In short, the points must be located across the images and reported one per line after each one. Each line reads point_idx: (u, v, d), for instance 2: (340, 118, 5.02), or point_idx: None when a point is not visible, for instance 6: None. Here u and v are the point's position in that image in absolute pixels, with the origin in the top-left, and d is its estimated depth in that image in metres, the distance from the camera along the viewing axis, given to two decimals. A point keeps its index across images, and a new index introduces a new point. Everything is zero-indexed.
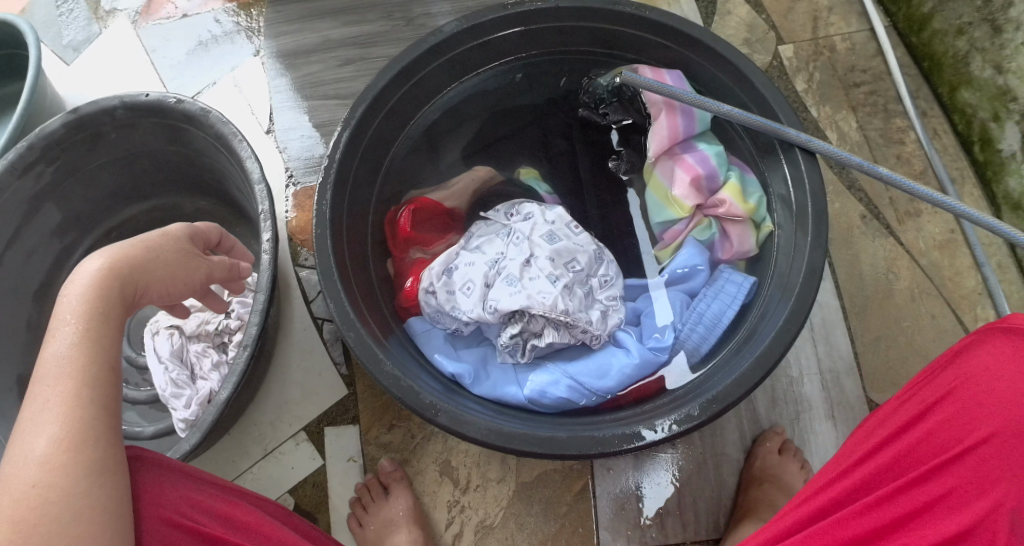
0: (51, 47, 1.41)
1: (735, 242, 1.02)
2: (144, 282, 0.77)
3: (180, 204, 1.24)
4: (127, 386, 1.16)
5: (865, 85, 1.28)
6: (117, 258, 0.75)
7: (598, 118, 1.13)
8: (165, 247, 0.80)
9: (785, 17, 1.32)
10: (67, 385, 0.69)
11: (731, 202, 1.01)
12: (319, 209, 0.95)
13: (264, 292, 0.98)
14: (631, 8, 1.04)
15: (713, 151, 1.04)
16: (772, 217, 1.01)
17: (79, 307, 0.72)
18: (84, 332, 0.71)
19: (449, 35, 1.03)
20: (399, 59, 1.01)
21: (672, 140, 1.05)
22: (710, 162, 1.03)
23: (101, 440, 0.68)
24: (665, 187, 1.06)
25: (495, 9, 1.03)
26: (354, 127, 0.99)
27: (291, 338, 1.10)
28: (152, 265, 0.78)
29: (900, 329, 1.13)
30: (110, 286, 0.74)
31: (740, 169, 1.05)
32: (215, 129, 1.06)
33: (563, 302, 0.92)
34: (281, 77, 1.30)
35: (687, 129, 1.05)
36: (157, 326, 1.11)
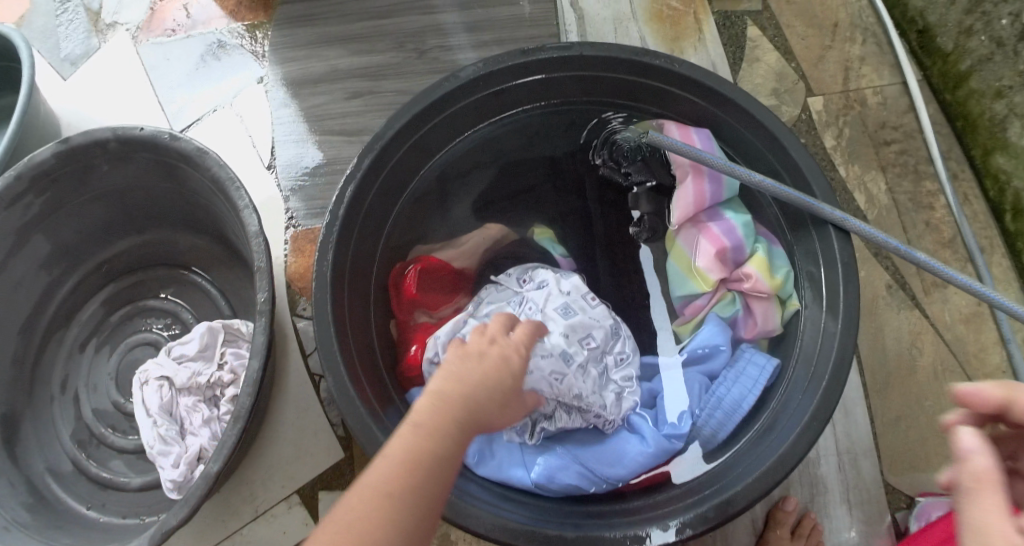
0: (48, 58, 1.34)
1: (758, 320, 0.96)
2: (480, 422, 0.70)
3: (174, 241, 1.17)
4: (115, 432, 1.12)
5: (895, 143, 1.22)
6: (461, 387, 0.70)
7: (620, 178, 1.09)
8: (503, 378, 0.73)
9: (815, 66, 1.28)
10: (383, 501, 0.63)
11: (757, 276, 0.95)
12: (319, 269, 0.90)
13: (261, 357, 0.91)
14: (660, 61, 0.97)
15: (740, 221, 0.99)
16: (799, 294, 0.95)
17: (425, 426, 0.67)
18: (423, 453, 0.66)
19: (465, 81, 0.97)
20: (408, 109, 0.96)
21: (697, 206, 1.00)
22: (737, 232, 0.98)
23: None
24: (688, 257, 1.01)
25: (515, 55, 0.97)
26: (358, 181, 0.93)
27: (286, 392, 1.05)
28: (488, 398, 0.71)
29: (922, 409, 1.08)
30: (449, 417, 0.68)
31: (767, 241, 0.99)
32: (212, 172, 0.99)
33: (580, 383, 0.90)
34: (285, 107, 1.25)
35: (713, 195, 1.00)
36: (147, 375, 1.05)
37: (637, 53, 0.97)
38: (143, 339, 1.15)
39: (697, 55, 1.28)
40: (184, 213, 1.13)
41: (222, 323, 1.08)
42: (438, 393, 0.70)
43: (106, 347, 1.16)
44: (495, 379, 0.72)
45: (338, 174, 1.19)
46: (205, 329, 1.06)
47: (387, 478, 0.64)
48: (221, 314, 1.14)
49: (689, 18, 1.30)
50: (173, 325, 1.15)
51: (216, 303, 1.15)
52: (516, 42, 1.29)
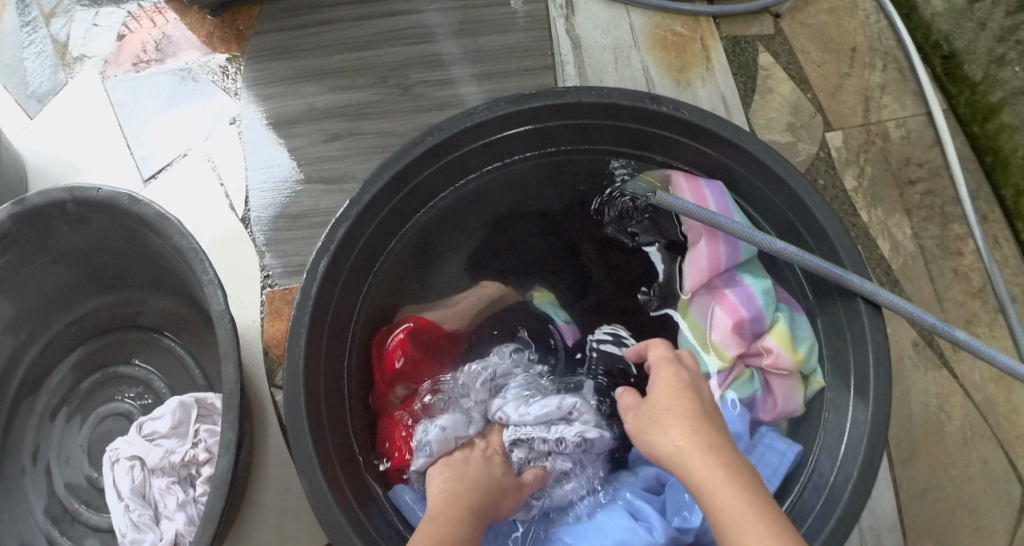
0: (16, 95, 1.23)
1: (779, 400, 0.88)
2: (484, 511, 0.80)
3: (144, 300, 1.10)
4: (89, 508, 1.06)
5: (920, 182, 1.13)
6: (451, 481, 0.82)
7: (626, 239, 1.01)
8: (489, 469, 0.85)
9: (833, 97, 1.17)
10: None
11: (778, 351, 0.88)
12: (290, 358, 0.83)
13: (231, 455, 0.82)
14: (667, 107, 0.89)
15: (759, 287, 0.92)
16: (822, 371, 0.88)
17: (436, 513, 0.78)
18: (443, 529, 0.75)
19: (442, 138, 0.89)
20: (380, 174, 0.88)
21: (712, 271, 0.93)
22: (755, 299, 0.91)
23: None
24: (702, 328, 0.93)
25: (507, 103, 0.89)
26: (332, 254, 0.86)
27: (264, 472, 0.99)
28: (478, 486, 0.82)
29: (949, 479, 1.01)
30: (453, 500, 0.79)
31: (789, 308, 0.92)
32: (174, 241, 0.90)
33: (566, 443, 0.87)
34: (263, 152, 1.16)
35: (730, 258, 0.93)
36: (117, 454, 0.99)
37: (641, 99, 0.88)
38: (114, 410, 1.08)
39: (705, 87, 1.15)
40: (154, 274, 1.06)
41: (196, 397, 1.01)
42: (442, 496, 0.80)
43: (77, 417, 1.09)
44: (482, 479, 0.83)
45: (317, 226, 1.12)
46: (177, 405, 1.00)
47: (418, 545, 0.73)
48: (194, 383, 1.07)
49: (696, 45, 1.18)
50: (144, 395, 1.09)
51: (188, 370, 1.08)
52: (510, 75, 1.18)
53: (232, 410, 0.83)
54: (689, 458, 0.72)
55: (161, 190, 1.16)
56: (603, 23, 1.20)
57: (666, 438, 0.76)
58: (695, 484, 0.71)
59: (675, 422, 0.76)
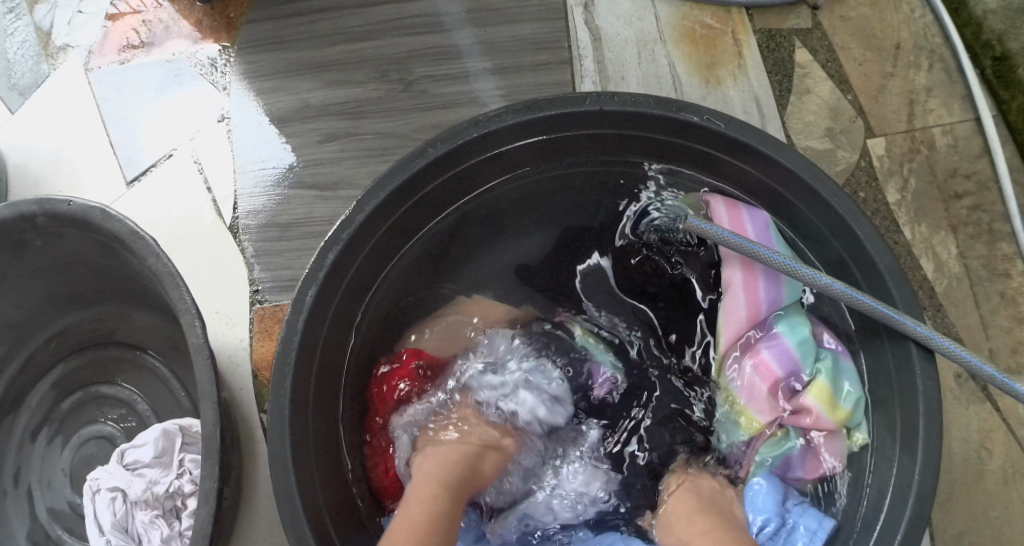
0: None
1: (822, 460, 0.82)
2: (456, 494, 0.76)
3: (127, 315, 1.02)
4: (72, 535, 1.00)
5: (967, 196, 1.04)
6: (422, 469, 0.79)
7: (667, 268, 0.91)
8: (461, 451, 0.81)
9: (875, 99, 1.07)
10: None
11: (818, 411, 0.81)
12: (275, 403, 0.75)
13: (210, 505, 0.75)
14: (700, 117, 0.79)
15: (797, 338, 0.85)
16: (868, 424, 0.81)
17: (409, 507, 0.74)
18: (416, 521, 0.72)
19: (444, 153, 0.80)
20: (377, 192, 0.79)
21: (750, 320, 0.86)
22: (793, 355, 0.84)
23: None
24: (735, 388, 0.86)
25: (519, 112, 0.80)
26: (321, 283, 0.77)
27: (254, 506, 0.92)
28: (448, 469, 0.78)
29: (990, 522, 0.94)
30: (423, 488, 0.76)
31: (833, 354, 0.85)
32: (149, 262, 0.82)
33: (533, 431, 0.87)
34: (253, 152, 1.07)
35: (771, 302, 0.86)
36: (98, 484, 0.93)
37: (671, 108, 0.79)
38: (98, 432, 1.02)
39: (737, 87, 1.05)
40: (135, 289, 0.99)
41: (180, 424, 0.94)
42: (427, 475, 0.77)
43: (59, 438, 1.03)
44: (470, 456, 0.80)
45: (310, 236, 1.03)
46: (160, 433, 0.93)
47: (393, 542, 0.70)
48: (180, 406, 1.00)
49: (726, 40, 1.08)
50: (128, 417, 1.02)
51: (174, 391, 1.01)
52: (525, 70, 1.07)
53: (213, 455, 0.76)
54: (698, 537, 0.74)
55: (144, 193, 1.08)
56: (625, 13, 1.09)
57: (679, 528, 0.77)
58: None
59: (686, 517, 0.78)
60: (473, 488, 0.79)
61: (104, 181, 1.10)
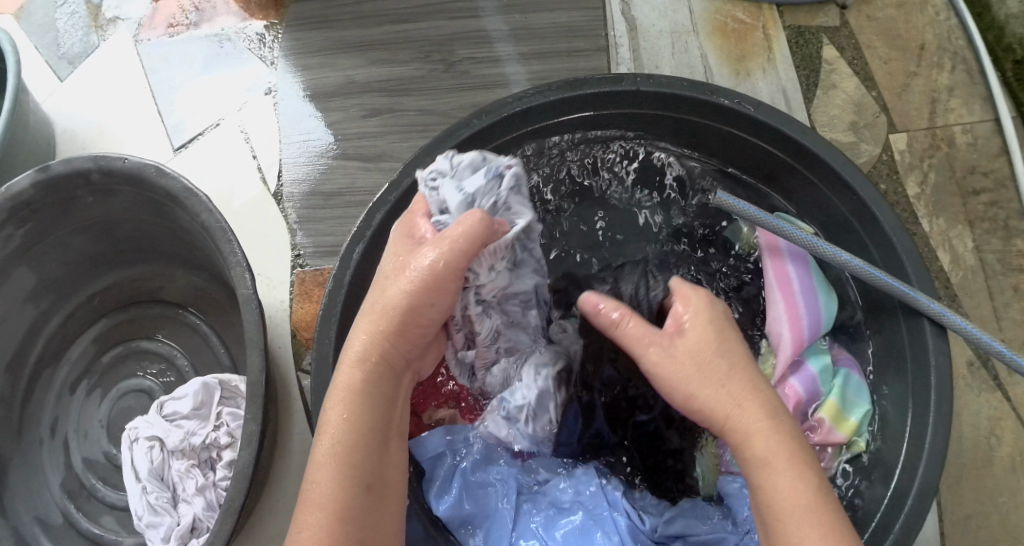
0: (48, 57, 1.19)
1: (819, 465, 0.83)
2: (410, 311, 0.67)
3: (170, 275, 1.08)
4: (106, 485, 1.04)
5: (985, 193, 1.07)
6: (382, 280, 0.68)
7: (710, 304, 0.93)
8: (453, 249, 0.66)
9: (899, 97, 1.10)
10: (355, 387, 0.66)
11: (828, 426, 0.83)
12: (320, 353, 0.79)
13: (253, 448, 0.79)
14: (730, 101, 0.84)
15: (819, 364, 0.85)
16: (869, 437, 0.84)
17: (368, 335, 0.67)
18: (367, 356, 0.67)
19: (488, 124, 0.84)
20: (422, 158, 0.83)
21: (793, 348, 0.85)
22: (815, 380, 0.84)
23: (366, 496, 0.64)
24: None
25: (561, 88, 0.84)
26: (367, 242, 0.82)
27: (287, 458, 0.96)
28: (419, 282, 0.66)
29: (997, 507, 0.97)
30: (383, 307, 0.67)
31: (846, 371, 0.86)
32: (200, 218, 0.86)
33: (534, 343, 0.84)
34: (297, 124, 1.11)
35: (812, 329, 0.86)
36: (136, 434, 0.97)
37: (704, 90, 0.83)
38: (137, 386, 1.07)
39: (766, 79, 1.09)
40: (179, 249, 1.03)
41: (219, 379, 0.98)
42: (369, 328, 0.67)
43: (97, 391, 1.07)
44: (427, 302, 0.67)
45: (353, 205, 1.07)
46: (199, 386, 0.96)
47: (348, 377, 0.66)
48: (219, 362, 1.05)
49: (757, 34, 1.11)
50: (166, 372, 1.07)
51: (213, 349, 1.06)
52: (559, 55, 1.11)
53: (257, 401, 0.80)
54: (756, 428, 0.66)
55: (191, 159, 1.12)
56: (660, 5, 1.13)
57: (715, 392, 0.68)
58: (751, 452, 0.66)
59: (733, 379, 0.68)
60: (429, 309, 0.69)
61: (152, 147, 1.14)
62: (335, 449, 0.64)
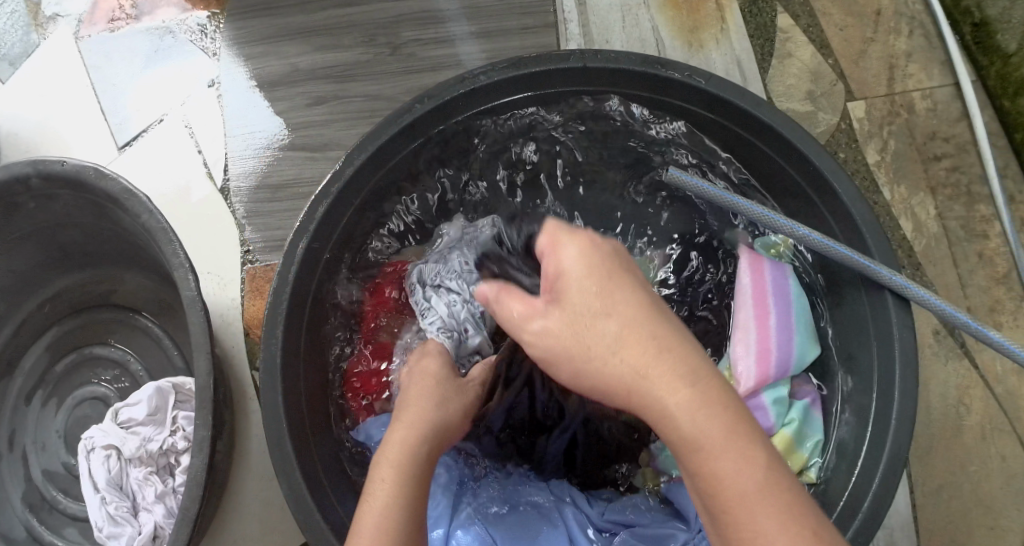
0: None
1: None
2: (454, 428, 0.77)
3: (121, 278, 1.05)
4: (68, 496, 1.02)
5: (946, 158, 1.06)
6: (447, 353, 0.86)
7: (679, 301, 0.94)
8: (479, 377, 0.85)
9: (856, 64, 1.08)
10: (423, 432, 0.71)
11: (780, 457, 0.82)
12: (267, 353, 0.77)
13: (204, 454, 0.77)
14: (680, 74, 0.81)
15: (775, 396, 0.84)
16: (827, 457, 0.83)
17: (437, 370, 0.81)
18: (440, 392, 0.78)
19: (432, 109, 0.82)
20: (365, 146, 0.80)
21: (759, 380, 0.84)
22: (766, 410, 0.84)
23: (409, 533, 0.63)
24: None
25: (505, 68, 0.81)
26: (311, 236, 0.79)
27: (248, 460, 0.94)
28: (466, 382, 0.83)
29: (966, 475, 0.97)
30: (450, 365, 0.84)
31: (806, 402, 0.85)
32: (141, 220, 0.83)
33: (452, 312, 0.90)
34: (243, 117, 1.08)
35: (782, 355, 0.85)
36: (92, 443, 0.95)
37: (652, 63, 0.81)
38: (92, 393, 1.04)
39: (720, 51, 1.07)
40: (128, 251, 1.00)
41: (173, 383, 0.96)
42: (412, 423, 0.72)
43: (52, 401, 1.05)
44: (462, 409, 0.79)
45: (301, 196, 1.05)
46: (153, 391, 0.94)
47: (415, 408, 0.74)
48: (174, 365, 1.03)
49: (710, 4, 1.09)
50: (121, 377, 1.05)
51: (167, 351, 1.04)
52: (508, 34, 1.09)
53: (206, 405, 0.78)
54: (663, 392, 0.54)
55: (136, 159, 1.09)
56: None
57: (612, 364, 0.56)
58: (680, 432, 0.53)
59: (643, 354, 0.56)
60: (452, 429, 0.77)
61: (97, 147, 1.11)
62: (384, 522, 0.62)
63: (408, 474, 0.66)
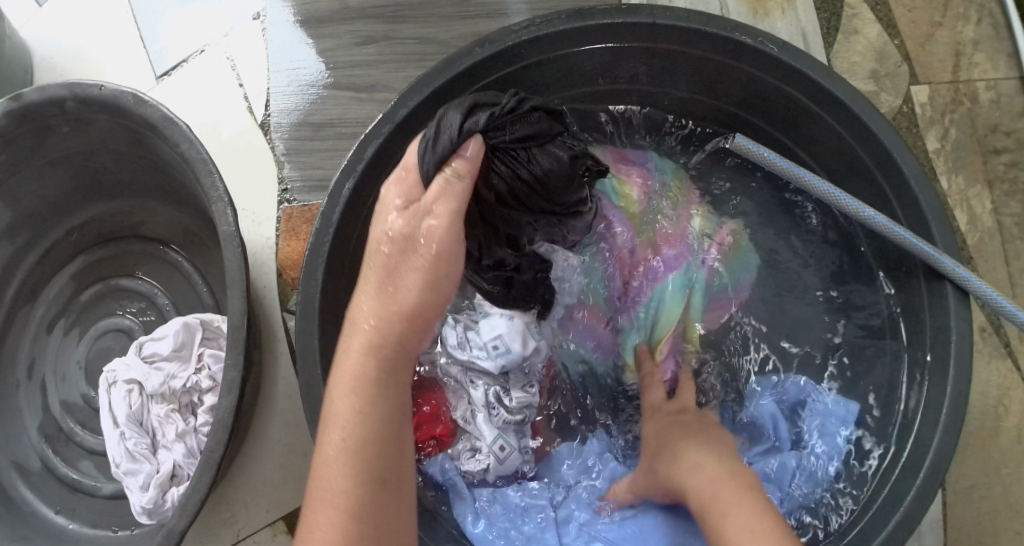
0: None
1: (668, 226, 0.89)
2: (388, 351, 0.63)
3: (152, 210, 1.03)
4: (84, 429, 1.01)
5: (1007, 152, 1.02)
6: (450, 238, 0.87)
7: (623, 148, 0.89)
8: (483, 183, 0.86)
9: (922, 47, 1.04)
10: (356, 385, 0.61)
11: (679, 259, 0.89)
12: (306, 295, 0.75)
13: (233, 395, 0.74)
14: (753, 39, 0.79)
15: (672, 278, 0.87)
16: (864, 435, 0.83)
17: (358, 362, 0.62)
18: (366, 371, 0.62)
19: (492, 54, 0.79)
20: (422, 85, 0.78)
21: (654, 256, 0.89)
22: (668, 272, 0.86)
23: (377, 415, 0.61)
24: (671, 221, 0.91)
25: (571, 19, 0.79)
26: (360, 176, 0.77)
27: (272, 404, 0.93)
28: (407, 295, 0.63)
29: (1000, 477, 0.95)
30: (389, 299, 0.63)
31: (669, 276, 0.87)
32: (181, 149, 0.80)
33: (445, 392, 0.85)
34: (285, 53, 1.05)
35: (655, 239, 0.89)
36: (114, 377, 0.92)
37: (727, 26, 0.79)
38: (115, 326, 1.02)
39: (785, 21, 1.04)
40: (161, 181, 0.98)
41: (200, 319, 0.94)
42: (357, 343, 0.63)
43: (74, 331, 1.03)
44: (432, 274, 0.64)
45: (344, 136, 1.03)
46: (180, 327, 0.92)
47: (350, 368, 0.62)
48: (201, 301, 1.01)
49: None
50: (146, 311, 1.03)
51: (195, 288, 1.02)
52: None
53: (238, 344, 0.75)
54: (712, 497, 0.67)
55: (175, 89, 1.06)
56: None
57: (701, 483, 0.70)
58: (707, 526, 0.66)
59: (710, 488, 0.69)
60: (404, 323, 0.63)
61: (134, 76, 1.08)
62: (345, 449, 0.60)
63: (367, 405, 0.61)
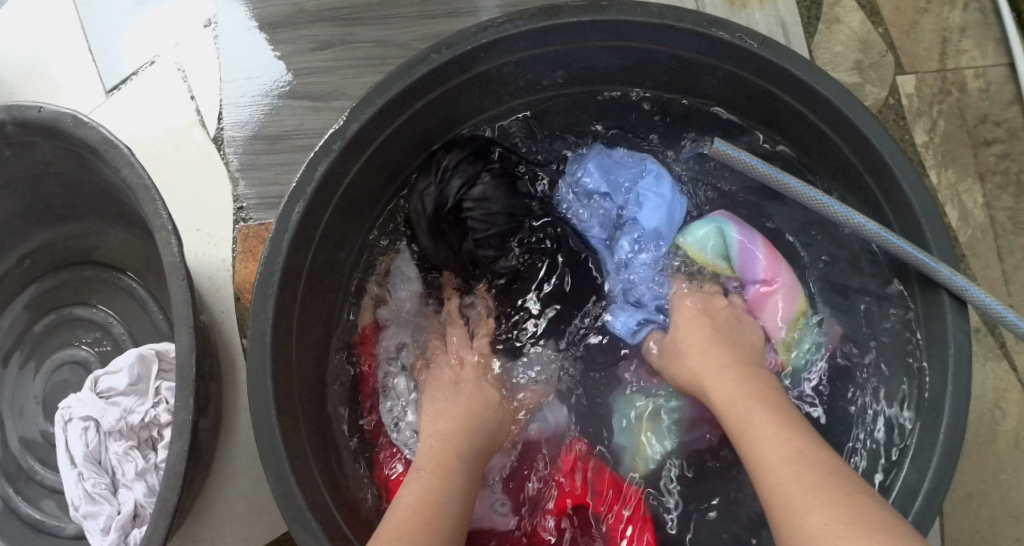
0: None
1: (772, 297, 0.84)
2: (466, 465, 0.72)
3: (104, 234, 0.98)
4: (45, 466, 0.96)
5: (998, 144, 0.98)
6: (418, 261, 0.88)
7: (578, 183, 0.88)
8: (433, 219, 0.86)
9: (907, 35, 1.00)
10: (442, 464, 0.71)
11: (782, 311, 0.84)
12: (256, 329, 0.70)
13: (185, 440, 0.70)
14: (731, 35, 0.73)
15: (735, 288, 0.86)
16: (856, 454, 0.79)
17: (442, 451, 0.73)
18: (448, 459, 0.72)
19: (448, 62, 0.74)
20: (373, 98, 0.73)
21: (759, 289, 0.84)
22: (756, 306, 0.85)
23: (455, 493, 0.68)
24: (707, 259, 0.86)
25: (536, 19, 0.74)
26: (310, 198, 0.72)
27: (234, 436, 0.89)
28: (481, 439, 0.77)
29: (998, 484, 0.91)
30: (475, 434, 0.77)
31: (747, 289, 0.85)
32: (121, 174, 0.75)
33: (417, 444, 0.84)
34: (236, 61, 1.00)
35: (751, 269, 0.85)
36: (70, 413, 0.88)
37: (705, 23, 0.73)
38: (71, 357, 0.98)
39: (764, 10, 0.99)
40: (110, 204, 0.93)
41: (156, 350, 0.89)
42: (441, 440, 0.75)
43: (30, 364, 0.98)
44: (480, 423, 0.78)
45: (302, 149, 0.98)
46: (135, 359, 0.87)
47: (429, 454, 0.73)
48: (157, 329, 0.97)
49: None
50: (102, 340, 0.99)
51: (151, 315, 0.98)
52: None
53: (188, 384, 0.71)
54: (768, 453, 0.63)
55: (125, 103, 1.01)
56: None
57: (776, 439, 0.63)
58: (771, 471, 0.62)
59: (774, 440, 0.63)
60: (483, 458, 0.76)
61: (82, 89, 1.02)
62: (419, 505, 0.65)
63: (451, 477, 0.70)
